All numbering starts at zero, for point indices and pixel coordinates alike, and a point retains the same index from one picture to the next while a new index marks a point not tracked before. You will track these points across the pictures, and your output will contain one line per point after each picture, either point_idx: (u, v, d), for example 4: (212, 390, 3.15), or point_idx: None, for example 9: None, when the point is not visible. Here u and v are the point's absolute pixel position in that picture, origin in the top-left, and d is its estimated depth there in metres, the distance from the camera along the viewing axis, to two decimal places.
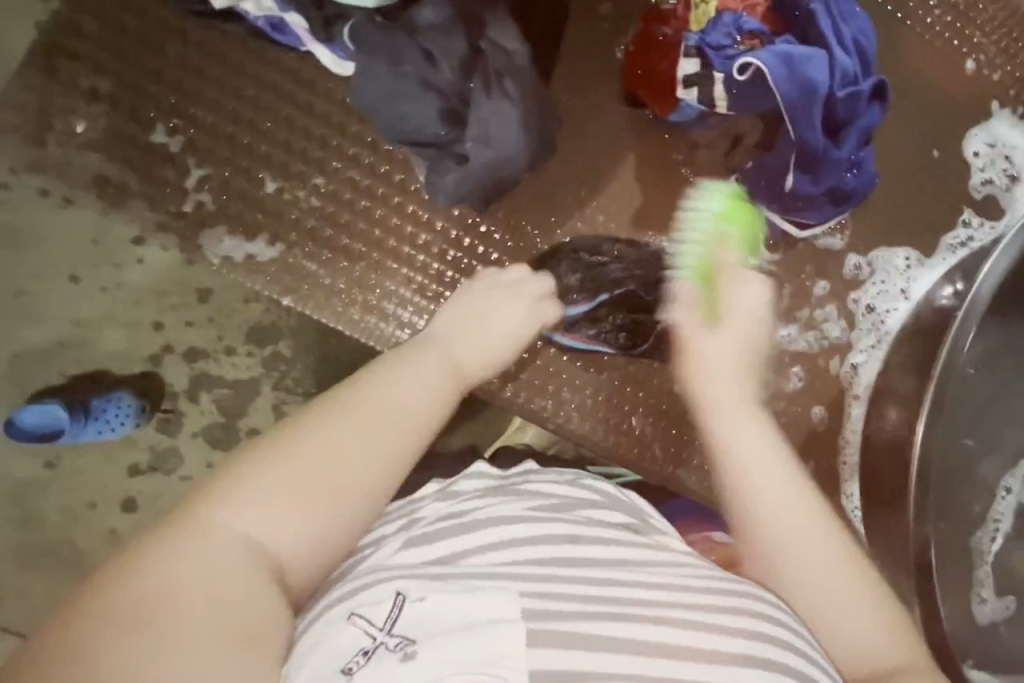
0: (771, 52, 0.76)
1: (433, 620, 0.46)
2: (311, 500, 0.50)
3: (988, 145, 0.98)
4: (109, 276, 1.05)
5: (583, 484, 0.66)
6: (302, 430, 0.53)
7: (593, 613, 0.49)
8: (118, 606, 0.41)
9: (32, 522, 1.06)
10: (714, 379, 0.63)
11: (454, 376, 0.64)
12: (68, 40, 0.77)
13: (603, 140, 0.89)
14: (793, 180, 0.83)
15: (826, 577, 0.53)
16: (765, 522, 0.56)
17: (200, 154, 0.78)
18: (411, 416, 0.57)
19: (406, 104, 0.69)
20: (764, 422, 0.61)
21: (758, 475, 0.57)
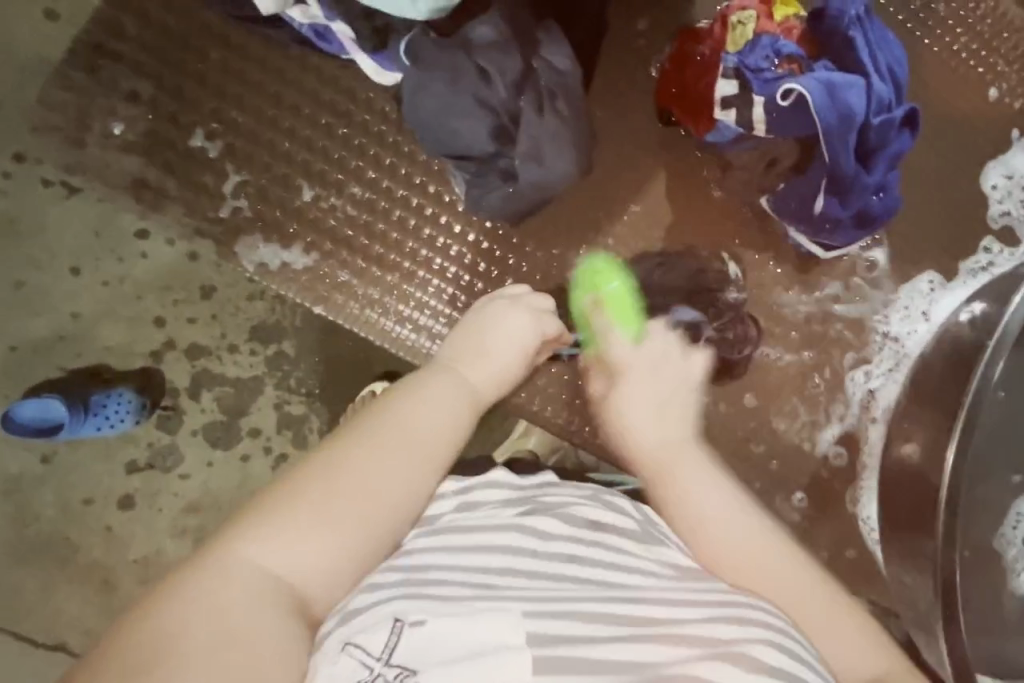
0: (814, 80, 0.76)
1: (432, 646, 0.47)
2: (327, 532, 0.51)
3: (1005, 177, 1.00)
4: (110, 270, 1.03)
5: (605, 501, 0.64)
6: (326, 466, 0.53)
7: (595, 635, 0.50)
8: (151, 634, 0.43)
9: (25, 518, 1.04)
10: (647, 418, 0.69)
11: (473, 404, 0.64)
12: (109, 40, 0.77)
13: (634, 155, 0.89)
14: (823, 202, 0.84)
15: (783, 583, 0.59)
16: (727, 551, 0.60)
17: (238, 160, 0.78)
18: (432, 449, 0.58)
19: (459, 120, 0.71)
20: (712, 469, 0.66)
21: (711, 514, 0.62)
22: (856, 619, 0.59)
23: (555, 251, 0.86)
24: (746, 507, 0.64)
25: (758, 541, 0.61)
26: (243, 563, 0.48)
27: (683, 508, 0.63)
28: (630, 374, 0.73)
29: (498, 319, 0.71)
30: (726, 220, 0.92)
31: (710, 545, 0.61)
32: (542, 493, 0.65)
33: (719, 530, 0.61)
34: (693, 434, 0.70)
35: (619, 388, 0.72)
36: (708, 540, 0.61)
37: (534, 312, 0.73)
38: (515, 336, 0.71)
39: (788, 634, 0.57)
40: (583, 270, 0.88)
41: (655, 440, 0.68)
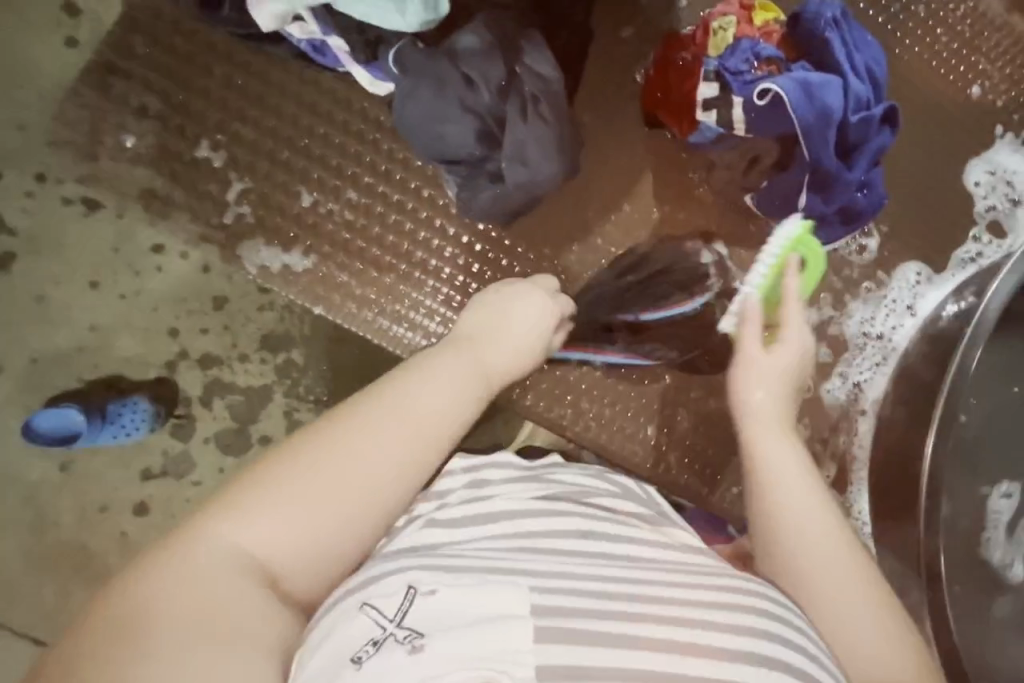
0: (791, 79, 0.78)
1: (441, 612, 0.49)
2: (307, 515, 0.53)
3: (988, 172, 1.02)
4: (127, 283, 1.08)
5: (608, 477, 0.72)
6: (312, 447, 0.55)
7: (599, 609, 0.52)
8: (135, 602, 0.46)
9: (44, 525, 1.08)
10: (764, 390, 0.72)
11: (472, 390, 0.65)
12: (119, 60, 0.82)
13: (624, 158, 0.92)
14: (806, 199, 0.86)
15: (838, 574, 0.60)
16: (795, 526, 0.63)
17: (240, 169, 0.83)
18: (423, 435, 0.59)
19: (445, 125, 0.74)
20: (793, 441, 0.69)
21: (791, 486, 0.65)
22: (899, 626, 0.58)
23: (546, 252, 0.89)
24: (821, 498, 0.65)
25: (818, 518, 0.63)
26: (224, 540, 0.51)
27: (770, 476, 0.66)
28: (778, 350, 0.74)
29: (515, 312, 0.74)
30: (714, 218, 0.94)
31: (781, 516, 0.63)
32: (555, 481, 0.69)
33: (793, 500, 0.64)
34: (785, 407, 0.73)
35: (773, 356, 0.74)
36: (783, 515, 0.63)
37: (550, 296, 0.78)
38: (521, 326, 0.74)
39: (827, 624, 0.58)
40: (576, 271, 0.91)
41: (764, 404, 0.71)
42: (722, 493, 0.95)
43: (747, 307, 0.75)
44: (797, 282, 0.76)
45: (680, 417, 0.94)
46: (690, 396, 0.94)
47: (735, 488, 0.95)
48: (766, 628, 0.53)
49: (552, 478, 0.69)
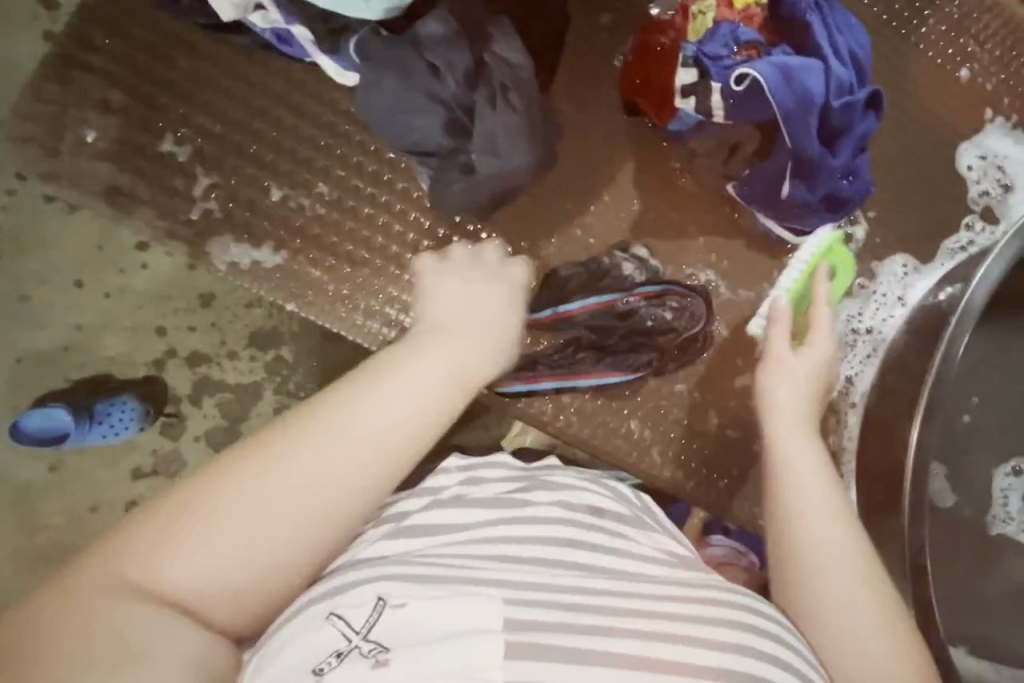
0: (768, 64, 0.76)
1: (409, 626, 0.48)
2: (260, 528, 0.49)
3: (979, 157, 0.99)
4: (112, 281, 1.06)
5: (604, 483, 0.70)
6: (253, 460, 0.50)
7: (578, 623, 0.50)
8: (62, 623, 0.43)
9: (34, 526, 1.07)
10: (788, 391, 0.74)
11: (448, 393, 0.57)
12: (81, 53, 0.80)
13: (604, 146, 0.90)
14: (789, 188, 0.84)
15: (844, 576, 0.60)
16: (809, 523, 0.63)
17: (208, 164, 0.81)
18: (380, 449, 0.53)
19: (410, 116, 0.73)
20: (814, 442, 0.70)
21: (809, 488, 0.65)
22: (902, 632, 0.57)
23: (522, 244, 0.88)
24: (841, 499, 0.65)
25: (830, 523, 0.63)
26: (144, 563, 0.47)
27: (789, 475, 0.66)
28: (807, 350, 0.77)
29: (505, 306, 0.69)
30: (698, 207, 0.92)
31: (798, 511, 0.64)
32: (552, 483, 0.66)
33: (808, 501, 0.64)
34: (808, 407, 0.74)
35: (801, 356, 0.77)
36: (800, 510, 0.64)
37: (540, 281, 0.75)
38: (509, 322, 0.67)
39: (827, 622, 0.58)
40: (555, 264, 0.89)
41: (787, 402, 0.73)
42: (711, 487, 0.93)
43: (776, 314, 0.81)
44: (826, 289, 0.81)
45: (664, 411, 0.93)
46: (675, 389, 0.93)
47: (724, 481, 0.93)
48: (741, 645, 0.51)
49: (549, 480, 0.67)
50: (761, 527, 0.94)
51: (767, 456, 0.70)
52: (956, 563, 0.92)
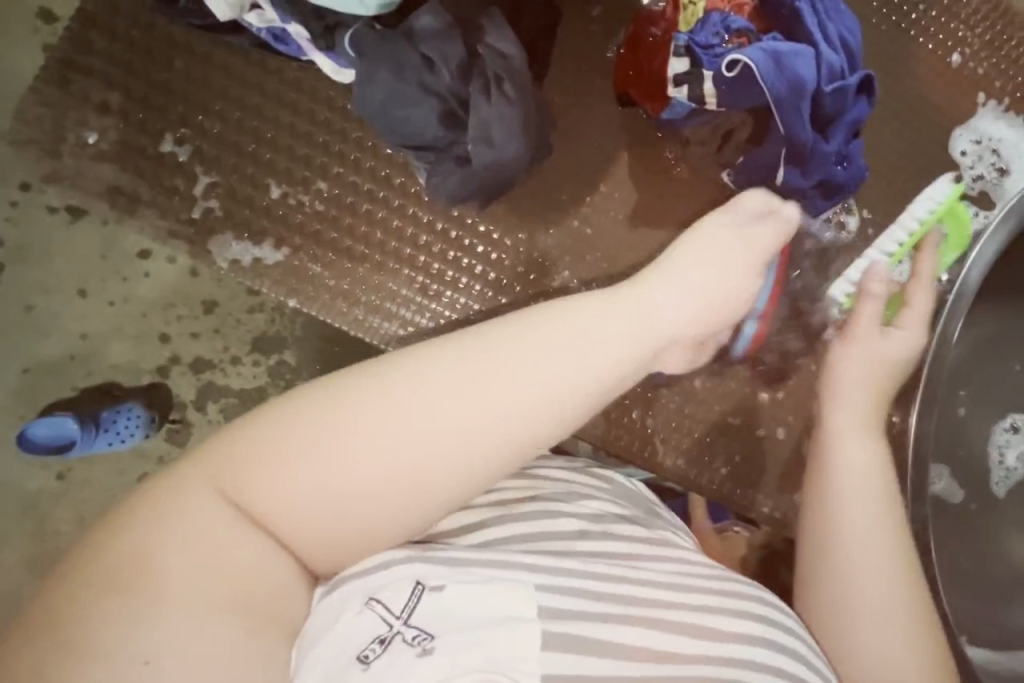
0: (759, 49, 0.77)
1: (452, 612, 0.47)
2: (355, 482, 0.46)
3: (973, 142, 1.00)
4: (114, 290, 1.07)
5: (591, 472, 0.70)
6: (375, 396, 0.47)
7: (609, 610, 0.51)
8: (133, 559, 0.42)
9: (44, 533, 1.07)
10: (862, 381, 0.72)
11: (589, 361, 0.52)
12: (79, 55, 0.81)
13: (599, 140, 0.91)
14: (783, 174, 0.84)
15: (879, 582, 0.63)
16: (858, 530, 0.65)
17: (206, 162, 0.82)
18: (503, 414, 0.49)
19: (407, 108, 0.74)
20: (875, 445, 0.69)
21: (862, 497, 0.66)
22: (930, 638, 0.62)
23: (519, 237, 0.88)
24: (891, 508, 0.67)
25: (876, 533, 0.65)
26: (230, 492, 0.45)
27: (843, 476, 0.67)
28: (908, 331, 0.73)
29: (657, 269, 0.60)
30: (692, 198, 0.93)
31: (847, 515, 0.66)
32: (539, 477, 0.65)
33: (856, 510, 0.66)
34: (875, 407, 0.72)
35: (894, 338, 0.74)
36: (850, 515, 0.66)
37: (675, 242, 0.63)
38: (673, 294, 0.58)
39: (863, 627, 0.62)
40: (553, 254, 0.89)
41: (858, 396, 0.72)
42: (712, 476, 0.94)
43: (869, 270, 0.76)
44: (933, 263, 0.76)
45: (664, 400, 0.93)
46: (675, 379, 0.93)
47: (724, 470, 0.94)
48: (747, 637, 0.53)
49: (540, 473, 0.66)
50: (765, 516, 0.94)
51: (819, 452, 0.70)
52: (957, 548, 0.92)
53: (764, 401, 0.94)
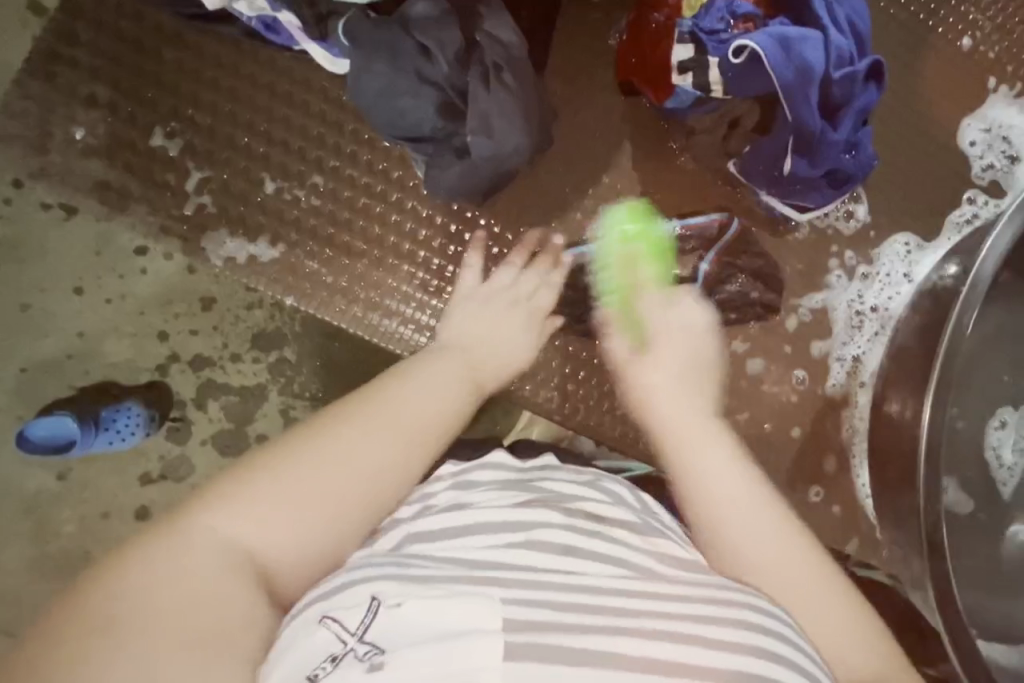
0: (766, 34, 0.74)
1: (407, 628, 0.46)
2: (308, 509, 0.52)
3: (983, 130, 0.98)
4: (109, 288, 1.05)
5: (600, 486, 0.65)
6: (306, 443, 0.54)
7: (580, 622, 0.48)
8: (113, 605, 0.43)
9: (45, 535, 1.06)
10: (670, 401, 0.67)
11: (461, 396, 0.64)
12: (65, 48, 0.79)
13: (601, 129, 0.89)
14: (791, 163, 0.82)
15: (788, 577, 0.55)
16: (737, 540, 0.57)
17: (199, 157, 0.80)
18: (412, 436, 0.57)
19: (405, 99, 0.72)
20: (726, 442, 0.64)
21: (730, 501, 0.59)
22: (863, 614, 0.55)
23: (522, 231, 0.86)
24: (762, 498, 0.60)
25: (764, 527, 0.58)
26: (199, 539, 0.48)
27: (705, 488, 0.60)
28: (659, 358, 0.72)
29: (496, 326, 0.73)
30: (698, 188, 0.91)
31: (722, 528, 0.58)
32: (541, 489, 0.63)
33: (733, 514, 0.58)
34: (707, 412, 0.67)
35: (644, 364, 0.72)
36: (725, 529, 0.58)
37: (512, 303, 0.76)
38: (514, 339, 0.73)
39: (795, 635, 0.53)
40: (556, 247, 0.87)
41: (671, 416, 0.66)
42: None
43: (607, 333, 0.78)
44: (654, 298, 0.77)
45: None
46: None
47: None
48: (747, 645, 0.48)
49: (541, 486, 0.64)
50: None
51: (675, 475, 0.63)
52: (970, 540, 0.91)
53: (770, 396, 0.92)
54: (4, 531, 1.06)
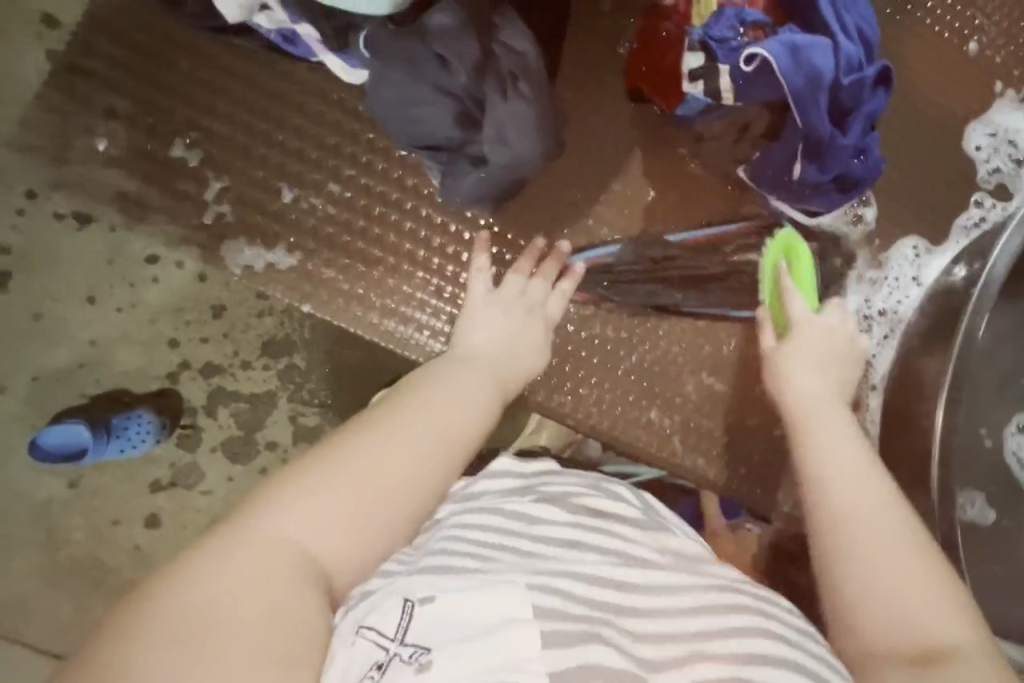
0: (777, 42, 0.75)
1: (443, 623, 0.47)
2: (348, 511, 0.51)
3: (989, 135, 0.98)
4: (124, 295, 1.06)
5: (605, 488, 0.67)
6: (340, 449, 0.54)
7: (601, 609, 0.50)
8: (169, 612, 0.42)
9: (58, 541, 1.07)
10: (805, 381, 0.73)
11: (487, 400, 0.64)
12: (85, 60, 0.80)
13: (611, 136, 0.90)
14: (800, 168, 0.83)
15: (890, 530, 0.56)
16: (852, 489, 0.59)
17: (217, 167, 0.81)
18: (446, 439, 0.58)
19: (423, 109, 0.74)
20: (853, 423, 0.68)
21: (852, 460, 0.62)
22: (953, 589, 0.53)
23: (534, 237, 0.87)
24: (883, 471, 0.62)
25: (875, 485, 0.60)
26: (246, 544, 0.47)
27: (826, 449, 0.64)
28: (800, 338, 0.77)
29: (515, 336, 0.74)
30: (707, 194, 0.92)
31: (844, 479, 0.60)
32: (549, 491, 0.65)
33: (860, 471, 0.61)
34: (838, 400, 0.71)
35: (786, 350, 0.76)
36: (841, 481, 0.60)
37: (526, 311, 0.77)
38: (528, 347, 0.74)
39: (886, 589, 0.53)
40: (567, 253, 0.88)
41: (809, 397, 0.71)
42: (733, 476, 0.92)
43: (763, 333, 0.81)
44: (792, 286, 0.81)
45: (681, 400, 0.92)
46: (695, 380, 0.92)
47: (744, 470, 0.92)
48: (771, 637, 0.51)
49: (545, 487, 0.66)
50: (782, 514, 0.93)
51: (801, 440, 0.66)
52: (979, 543, 0.91)
53: None
54: (17, 537, 1.07)
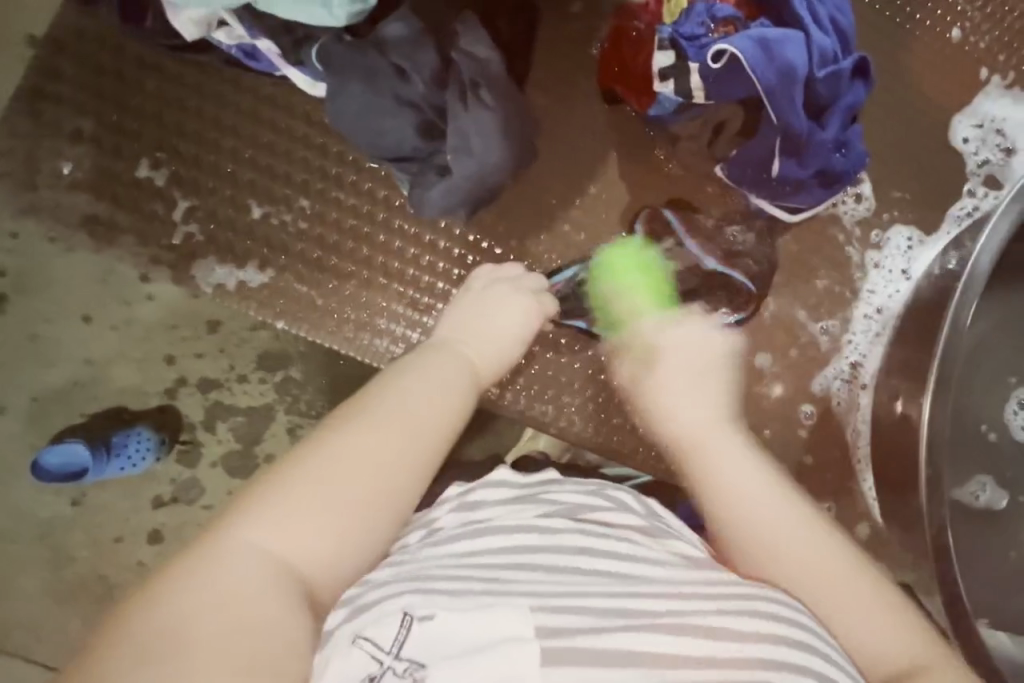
0: (746, 37, 0.73)
1: (441, 640, 0.46)
2: (326, 513, 0.51)
3: (975, 125, 0.96)
4: (107, 317, 1.06)
5: (606, 494, 0.64)
6: (313, 451, 0.53)
7: (611, 616, 0.48)
8: (151, 634, 0.41)
9: (60, 560, 1.07)
10: (681, 397, 0.68)
11: (465, 390, 0.64)
12: (49, 84, 0.80)
13: (587, 140, 0.89)
14: (779, 165, 0.81)
15: (810, 566, 0.56)
16: (762, 533, 0.58)
17: (185, 186, 0.81)
18: (421, 429, 0.58)
19: (384, 120, 0.73)
20: (736, 437, 0.65)
21: (749, 494, 0.60)
22: (888, 599, 0.55)
23: (512, 244, 0.86)
24: (781, 494, 0.60)
25: (781, 511, 0.59)
26: (222, 557, 0.46)
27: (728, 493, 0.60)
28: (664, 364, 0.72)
29: (505, 324, 0.72)
30: (688, 194, 0.90)
31: (744, 527, 0.58)
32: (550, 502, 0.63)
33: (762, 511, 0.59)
34: (727, 411, 0.68)
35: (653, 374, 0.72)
36: (743, 523, 0.58)
37: (512, 290, 0.75)
38: (511, 336, 0.72)
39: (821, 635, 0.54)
40: (546, 258, 0.88)
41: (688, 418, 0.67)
42: None
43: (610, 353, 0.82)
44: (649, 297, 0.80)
45: None
46: None
47: None
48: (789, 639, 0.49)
49: (547, 497, 0.63)
50: None
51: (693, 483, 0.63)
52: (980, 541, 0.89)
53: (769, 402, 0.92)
54: (19, 559, 1.07)
